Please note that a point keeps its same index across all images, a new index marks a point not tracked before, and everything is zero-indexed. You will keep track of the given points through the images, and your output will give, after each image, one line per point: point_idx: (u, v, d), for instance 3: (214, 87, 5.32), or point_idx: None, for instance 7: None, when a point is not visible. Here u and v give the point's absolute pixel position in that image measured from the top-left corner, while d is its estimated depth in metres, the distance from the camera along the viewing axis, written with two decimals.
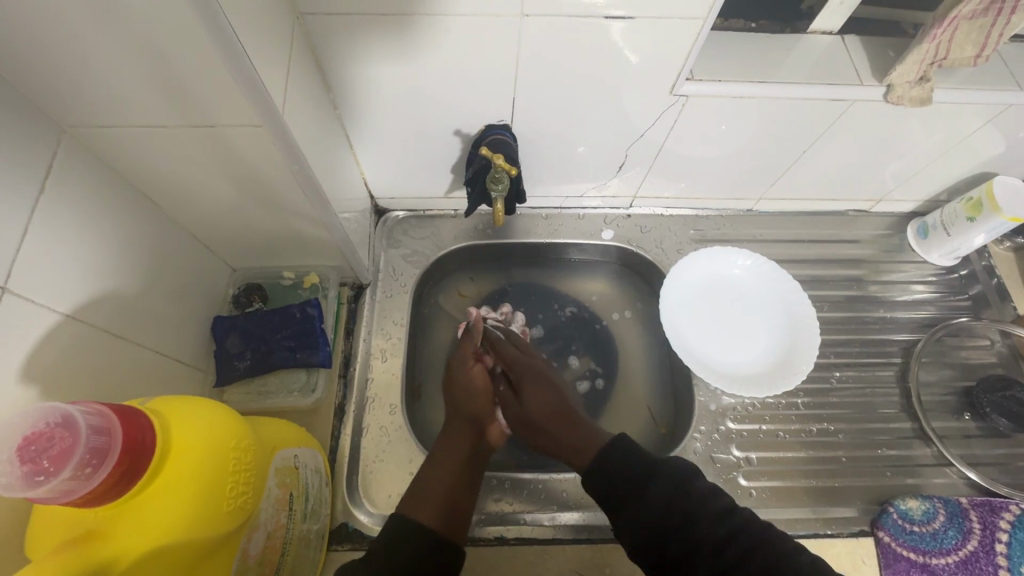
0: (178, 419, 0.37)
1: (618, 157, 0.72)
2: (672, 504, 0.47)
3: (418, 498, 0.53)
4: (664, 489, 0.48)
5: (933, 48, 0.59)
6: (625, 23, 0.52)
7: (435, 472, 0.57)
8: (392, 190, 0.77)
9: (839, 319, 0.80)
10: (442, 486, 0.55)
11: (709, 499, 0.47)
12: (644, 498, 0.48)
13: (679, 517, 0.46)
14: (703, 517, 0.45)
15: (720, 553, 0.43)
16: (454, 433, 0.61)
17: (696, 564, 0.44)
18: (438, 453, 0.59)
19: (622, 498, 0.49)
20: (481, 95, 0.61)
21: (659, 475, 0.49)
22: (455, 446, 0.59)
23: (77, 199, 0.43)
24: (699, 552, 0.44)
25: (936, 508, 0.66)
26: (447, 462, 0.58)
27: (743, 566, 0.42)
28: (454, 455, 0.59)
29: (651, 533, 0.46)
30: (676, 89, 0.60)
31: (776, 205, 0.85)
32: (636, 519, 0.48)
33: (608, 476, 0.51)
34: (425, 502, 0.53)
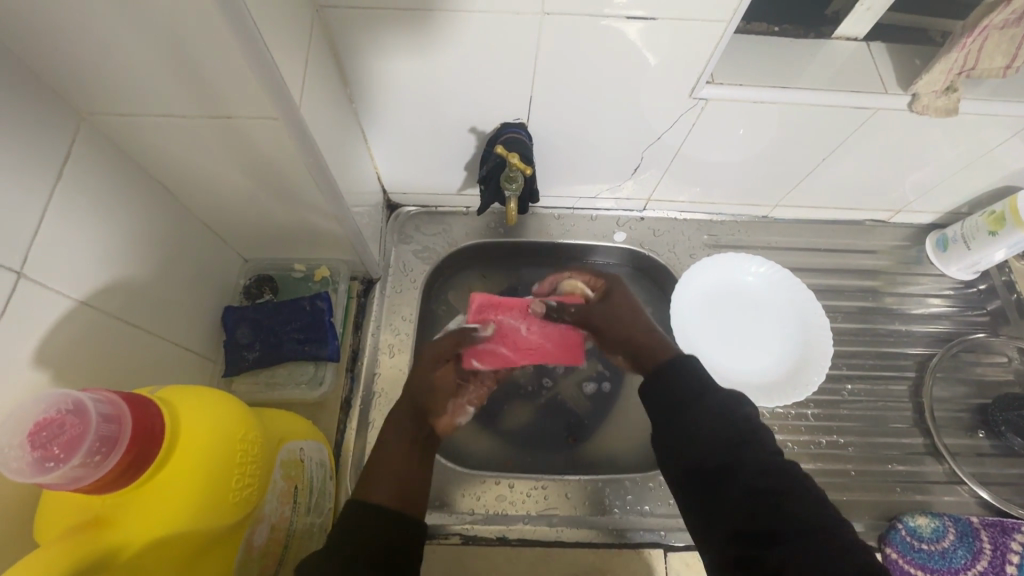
0: (186, 410, 0.37)
1: (633, 159, 0.72)
2: (731, 428, 0.45)
3: (365, 485, 0.47)
4: (725, 407, 0.47)
5: (961, 57, 0.57)
6: (648, 23, 0.51)
7: (384, 454, 0.51)
8: (404, 185, 0.76)
9: (852, 331, 0.78)
10: (397, 466, 0.50)
11: (764, 436, 0.45)
12: (700, 423, 0.46)
13: (734, 439, 0.45)
14: (755, 447, 0.44)
15: (762, 476, 0.42)
16: (400, 421, 0.55)
17: (732, 478, 0.43)
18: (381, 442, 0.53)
19: (675, 411, 0.48)
20: (498, 92, 0.60)
21: (719, 394, 0.48)
22: (402, 434, 0.53)
23: (94, 186, 0.43)
24: (741, 470, 0.43)
25: (947, 526, 0.64)
26: (393, 446, 0.52)
27: (776, 491, 0.41)
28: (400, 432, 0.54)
29: (700, 449, 0.45)
30: (695, 92, 0.60)
31: (792, 212, 0.84)
32: (683, 435, 0.47)
33: (665, 386, 0.50)
34: (381, 480, 0.48)
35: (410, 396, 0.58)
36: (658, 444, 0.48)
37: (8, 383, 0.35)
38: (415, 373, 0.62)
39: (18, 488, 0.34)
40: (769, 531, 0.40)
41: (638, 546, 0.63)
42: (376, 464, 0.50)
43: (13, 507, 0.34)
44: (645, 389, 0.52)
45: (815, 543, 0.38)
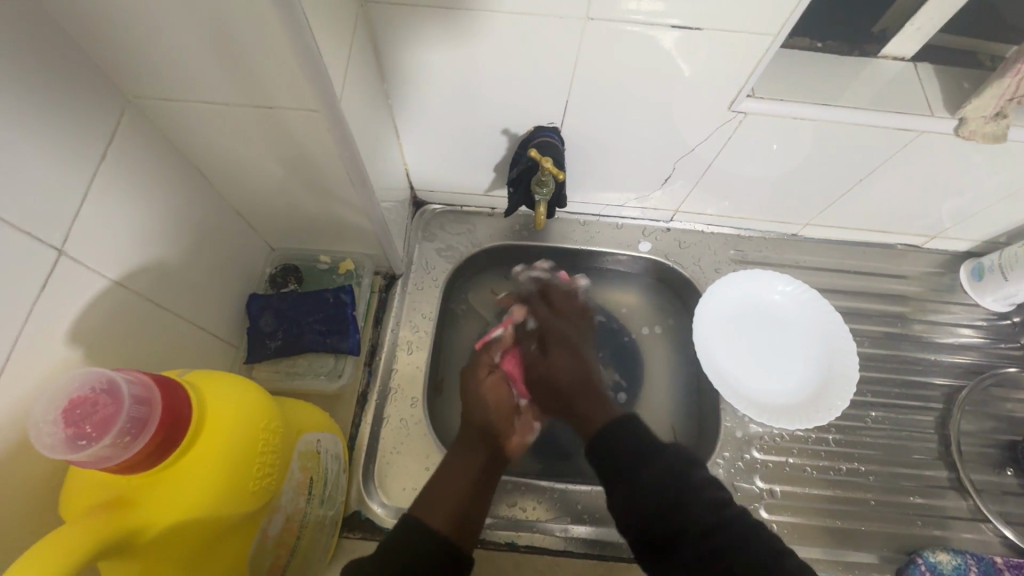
0: (212, 396, 0.37)
1: (664, 169, 0.71)
2: (675, 486, 0.45)
3: (427, 506, 0.50)
4: (669, 468, 0.47)
5: (1014, 83, 0.56)
6: (694, 33, 0.51)
7: (448, 480, 0.54)
8: (432, 182, 0.76)
9: (878, 356, 0.76)
10: (458, 489, 0.54)
11: (707, 490, 0.45)
12: (646, 484, 0.46)
13: (679, 501, 0.44)
14: (702, 506, 0.44)
15: (708, 537, 0.42)
16: (469, 445, 0.58)
17: (683, 543, 0.43)
18: (448, 465, 0.56)
19: (621, 472, 0.48)
20: (535, 95, 0.60)
21: (664, 454, 0.48)
22: (468, 456, 0.57)
23: (135, 168, 0.44)
24: (688, 535, 0.43)
25: (968, 564, 0.63)
26: (458, 473, 0.55)
27: (725, 554, 0.41)
28: (465, 461, 0.57)
29: (647, 514, 0.45)
30: (734, 105, 0.59)
31: (823, 232, 0.82)
32: (632, 493, 0.46)
33: (615, 451, 0.50)
34: (438, 505, 0.51)
35: (478, 419, 0.60)
36: (615, 513, 0.47)
37: (43, 357, 0.36)
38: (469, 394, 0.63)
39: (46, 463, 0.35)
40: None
41: None
42: (436, 491, 0.53)
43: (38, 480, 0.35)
44: (596, 451, 0.52)
45: None
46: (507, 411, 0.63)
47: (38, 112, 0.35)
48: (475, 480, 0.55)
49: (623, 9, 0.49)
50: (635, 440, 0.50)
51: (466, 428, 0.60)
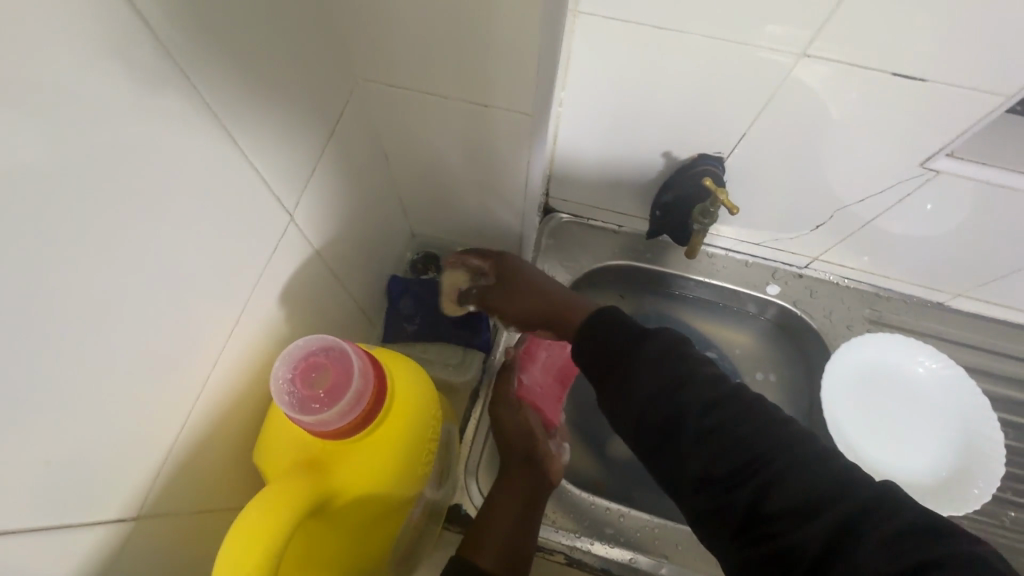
0: (401, 378, 0.39)
1: (819, 214, 0.67)
2: (667, 370, 0.42)
3: (478, 539, 0.49)
4: (663, 349, 0.43)
5: None
6: (915, 83, 0.48)
7: (495, 512, 0.52)
8: (568, 191, 0.76)
9: (1023, 453, 0.70)
10: (507, 526, 0.51)
11: (701, 370, 0.42)
12: (635, 375, 0.42)
13: (673, 382, 0.41)
14: (694, 385, 0.40)
15: (708, 414, 0.39)
16: (512, 475, 0.55)
17: (685, 423, 0.40)
18: (496, 495, 0.54)
19: (608, 362, 0.44)
20: (708, 123, 0.58)
21: (654, 336, 0.44)
22: (513, 488, 0.54)
23: (347, 146, 0.46)
24: (688, 414, 0.40)
25: None
26: (509, 499, 0.53)
27: (732, 434, 0.38)
28: (510, 495, 0.53)
29: (637, 400, 0.42)
30: (928, 162, 0.55)
31: (974, 306, 0.76)
32: (625, 386, 0.43)
33: (600, 344, 0.45)
34: (488, 541, 0.49)
35: (518, 449, 0.57)
36: (604, 404, 0.45)
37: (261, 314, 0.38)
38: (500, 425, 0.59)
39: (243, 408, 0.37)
40: (742, 471, 0.37)
41: None
42: (486, 520, 0.51)
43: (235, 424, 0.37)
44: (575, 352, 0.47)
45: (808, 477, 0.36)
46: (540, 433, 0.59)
47: (301, 85, 0.37)
48: (523, 515, 0.52)
49: (841, 49, 0.47)
50: (621, 325, 0.46)
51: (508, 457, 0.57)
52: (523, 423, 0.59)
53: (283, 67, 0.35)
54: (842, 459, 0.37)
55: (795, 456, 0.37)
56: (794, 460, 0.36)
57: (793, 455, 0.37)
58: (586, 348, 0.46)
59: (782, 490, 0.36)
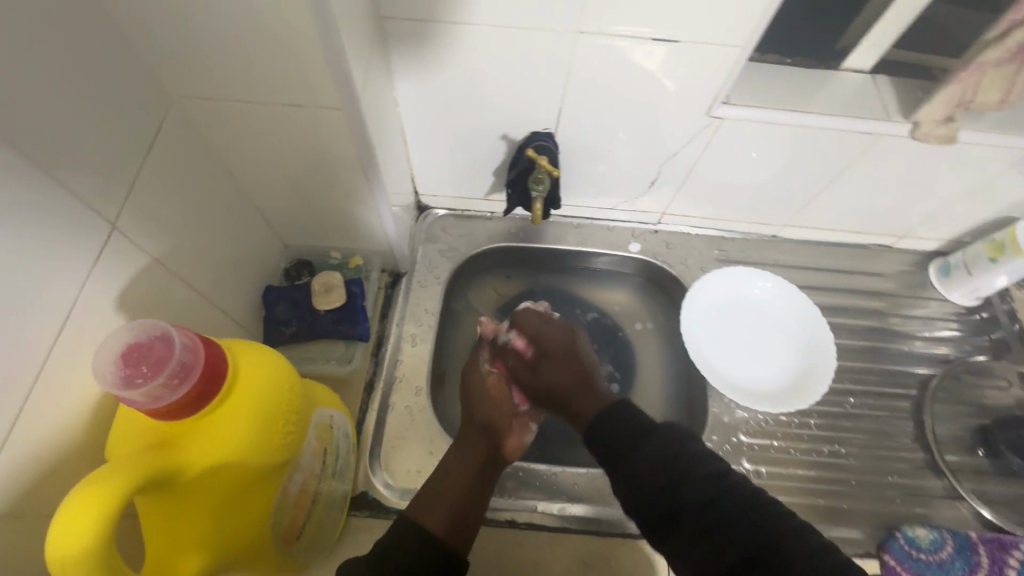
0: (246, 356, 0.42)
1: (650, 172, 0.76)
2: (659, 467, 0.46)
3: (426, 506, 0.55)
4: (665, 445, 0.47)
5: (958, 90, 0.61)
6: (673, 45, 0.57)
7: (444, 478, 0.58)
8: (436, 187, 0.82)
9: (855, 347, 0.81)
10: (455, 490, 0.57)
11: (704, 463, 0.45)
12: (640, 463, 0.47)
13: (668, 482, 0.45)
14: (691, 482, 0.44)
15: (703, 513, 0.42)
16: (474, 439, 0.62)
17: (682, 521, 0.43)
18: (446, 462, 0.60)
19: (619, 455, 0.49)
20: (529, 104, 0.65)
21: (657, 433, 0.48)
22: (471, 453, 0.61)
23: (176, 159, 0.49)
24: (683, 511, 0.43)
25: (944, 538, 0.66)
26: (459, 471, 0.59)
27: (727, 526, 0.41)
28: (462, 464, 0.60)
29: (640, 493, 0.46)
30: (712, 111, 0.64)
31: (800, 233, 0.88)
32: (631, 472, 0.47)
33: (609, 435, 0.52)
34: (435, 508, 0.55)
35: (481, 417, 0.64)
36: (615, 489, 0.49)
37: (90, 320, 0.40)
38: (474, 396, 0.66)
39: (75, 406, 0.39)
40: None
41: (638, 537, 0.65)
42: (434, 492, 0.57)
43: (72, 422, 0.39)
44: (591, 442, 0.53)
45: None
46: (507, 411, 0.66)
47: (102, 104, 0.40)
48: (467, 489, 0.58)
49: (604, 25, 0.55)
50: (634, 424, 0.51)
51: (469, 424, 0.63)
52: (496, 397, 0.67)
53: (77, 89, 0.38)
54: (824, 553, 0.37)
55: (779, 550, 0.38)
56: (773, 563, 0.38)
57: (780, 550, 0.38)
58: (605, 440, 0.52)
59: None
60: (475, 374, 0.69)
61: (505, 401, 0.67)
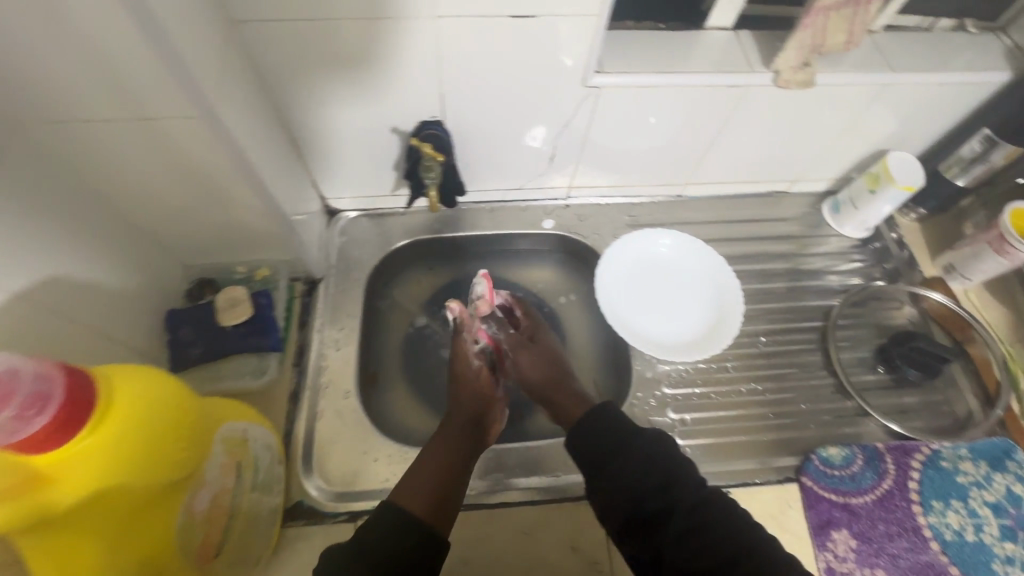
0: (120, 379, 0.40)
1: (547, 148, 0.78)
2: (653, 473, 0.54)
3: (412, 489, 0.56)
4: (653, 454, 0.55)
5: (809, 35, 0.64)
6: (532, 20, 0.58)
7: (428, 462, 0.60)
8: (341, 189, 0.82)
9: (763, 291, 0.86)
10: (440, 475, 0.59)
11: (684, 473, 0.54)
12: (631, 471, 0.54)
13: (659, 484, 0.53)
14: (681, 490, 0.52)
15: (692, 514, 0.51)
16: (458, 429, 0.65)
17: (669, 521, 0.51)
18: (434, 445, 0.62)
19: (605, 462, 0.56)
20: (410, 94, 0.66)
21: (643, 442, 0.56)
22: (457, 439, 0.63)
23: (29, 185, 0.46)
24: (673, 511, 0.51)
25: (855, 453, 0.71)
26: (445, 452, 0.62)
27: (708, 528, 0.50)
28: (452, 444, 0.63)
29: (628, 498, 0.53)
30: (587, 80, 0.66)
31: (702, 190, 0.91)
32: (620, 478, 0.54)
33: (598, 444, 0.58)
34: (422, 492, 0.56)
35: (469, 407, 0.67)
36: (598, 497, 0.55)
37: None
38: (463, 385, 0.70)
39: None
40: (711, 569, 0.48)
41: (576, 499, 0.67)
42: (418, 474, 0.58)
43: None
44: (578, 453, 0.58)
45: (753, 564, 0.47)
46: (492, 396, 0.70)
47: None
48: (455, 469, 0.60)
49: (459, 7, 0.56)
50: (619, 427, 0.58)
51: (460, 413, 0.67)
52: (483, 384, 0.70)
53: None
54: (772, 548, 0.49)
55: (746, 545, 0.49)
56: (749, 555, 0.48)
57: (750, 547, 0.48)
58: (589, 447, 0.58)
59: None
60: (463, 362, 0.71)
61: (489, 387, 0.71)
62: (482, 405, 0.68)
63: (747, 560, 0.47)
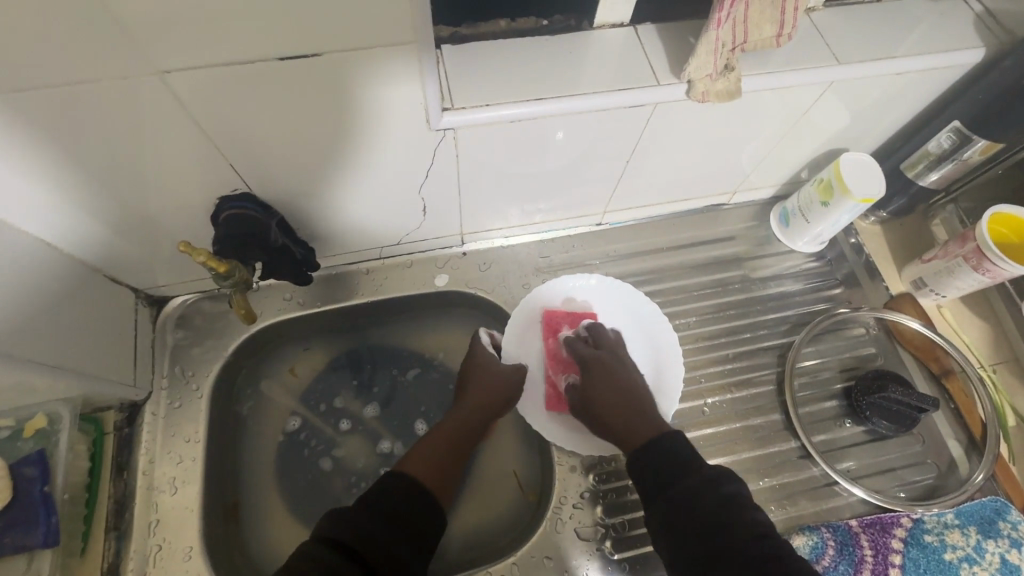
0: None
1: (414, 200, 0.60)
2: (710, 504, 0.46)
3: (418, 465, 0.56)
4: (721, 484, 0.48)
5: (727, 32, 0.47)
6: (327, 56, 0.41)
7: (436, 442, 0.59)
8: (160, 276, 0.63)
9: (706, 333, 0.72)
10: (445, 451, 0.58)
11: (750, 511, 0.46)
12: (685, 501, 0.47)
13: (716, 517, 0.45)
14: (745, 528, 0.44)
15: (757, 556, 0.43)
16: (474, 408, 0.62)
17: (731, 560, 0.43)
18: (448, 420, 0.61)
19: (663, 482, 0.49)
20: (189, 163, 0.48)
21: (707, 470, 0.49)
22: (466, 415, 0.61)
23: None
24: (734, 547, 0.44)
25: (825, 540, 0.59)
26: (451, 435, 0.60)
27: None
28: (458, 425, 0.60)
29: (683, 530, 0.46)
30: (434, 124, 0.49)
31: (627, 215, 0.75)
32: (674, 507, 0.47)
33: (652, 466, 0.51)
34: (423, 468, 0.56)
35: (496, 395, 0.62)
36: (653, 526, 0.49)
37: None
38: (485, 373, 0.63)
39: None
40: None
41: None
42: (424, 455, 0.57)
43: None
44: (635, 467, 0.52)
45: None
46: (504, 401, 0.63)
47: None
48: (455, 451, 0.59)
49: (197, 53, 0.39)
50: (679, 448, 0.51)
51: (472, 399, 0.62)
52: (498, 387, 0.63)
53: None
54: None
55: None
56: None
57: None
58: (648, 462, 0.51)
59: None
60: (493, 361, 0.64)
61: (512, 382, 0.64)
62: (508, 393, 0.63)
63: None
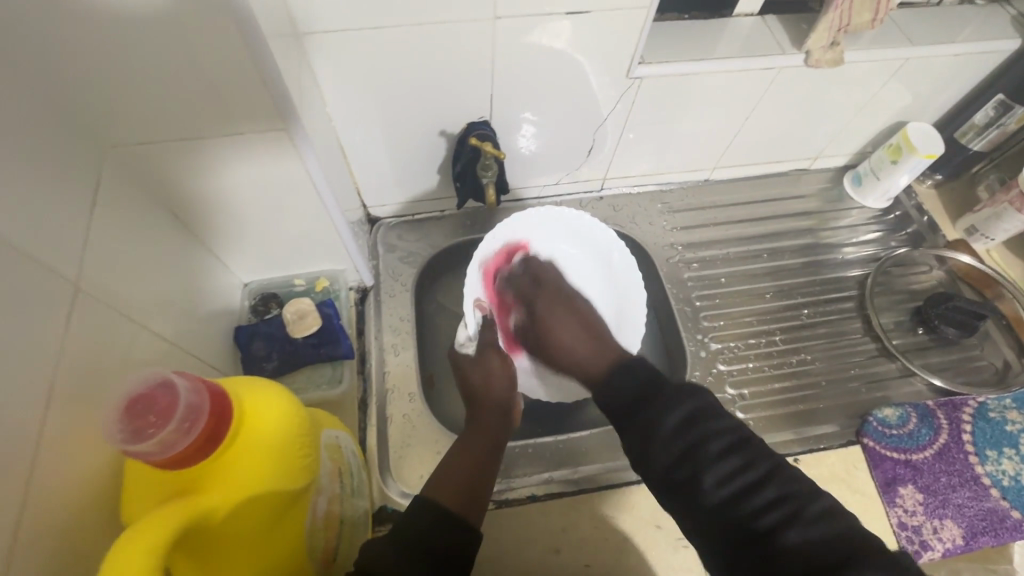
0: (250, 396, 0.42)
1: (586, 141, 0.79)
2: (672, 436, 0.49)
3: (440, 485, 0.55)
4: (649, 415, 0.52)
5: (838, 16, 0.68)
6: (584, 15, 0.59)
7: (455, 462, 0.58)
8: (384, 196, 0.82)
9: (797, 265, 0.89)
10: (466, 468, 0.58)
11: (702, 436, 0.49)
12: (654, 434, 0.50)
13: (680, 447, 0.49)
14: (712, 454, 0.48)
15: (733, 485, 0.46)
16: (484, 421, 0.65)
17: (704, 483, 0.47)
18: (462, 441, 0.62)
19: (641, 417, 0.52)
20: (461, 97, 0.67)
21: (675, 400, 0.52)
22: (479, 435, 0.63)
23: (122, 205, 0.47)
24: (703, 474, 0.47)
25: (909, 412, 0.74)
26: (469, 449, 0.61)
27: (738, 501, 0.46)
28: (477, 438, 0.62)
29: (656, 458, 0.49)
30: (631, 72, 0.68)
31: (730, 171, 0.94)
32: (651, 440, 0.50)
33: (622, 396, 0.55)
34: (448, 487, 0.55)
35: (492, 396, 0.68)
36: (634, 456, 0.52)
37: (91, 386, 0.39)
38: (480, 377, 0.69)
39: (85, 473, 0.38)
40: (747, 532, 0.44)
41: None
42: (444, 473, 0.57)
43: (98, 485, 0.39)
44: (602, 404, 0.57)
45: (786, 536, 0.43)
46: (508, 383, 0.69)
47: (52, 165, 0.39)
48: (482, 462, 0.59)
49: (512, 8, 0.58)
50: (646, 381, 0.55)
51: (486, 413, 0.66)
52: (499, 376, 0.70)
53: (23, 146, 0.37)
54: (807, 518, 0.43)
55: (782, 517, 0.44)
56: (770, 520, 0.44)
57: (785, 518, 0.44)
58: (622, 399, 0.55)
59: (774, 549, 0.43)
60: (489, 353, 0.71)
61: (506, 375, 0.70)
62: (505, 394, 0.68)
63: (776, 536, 0.43)
